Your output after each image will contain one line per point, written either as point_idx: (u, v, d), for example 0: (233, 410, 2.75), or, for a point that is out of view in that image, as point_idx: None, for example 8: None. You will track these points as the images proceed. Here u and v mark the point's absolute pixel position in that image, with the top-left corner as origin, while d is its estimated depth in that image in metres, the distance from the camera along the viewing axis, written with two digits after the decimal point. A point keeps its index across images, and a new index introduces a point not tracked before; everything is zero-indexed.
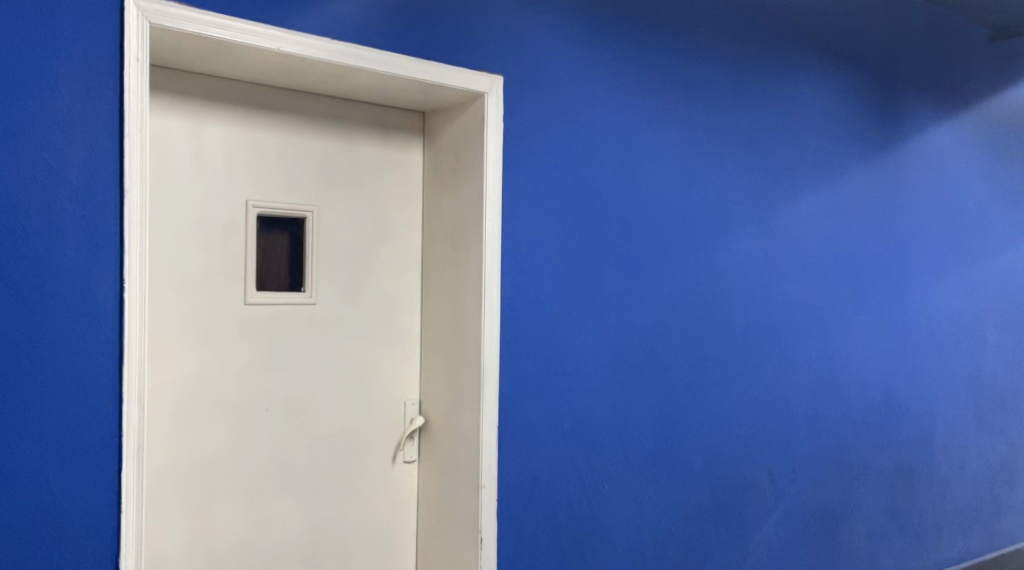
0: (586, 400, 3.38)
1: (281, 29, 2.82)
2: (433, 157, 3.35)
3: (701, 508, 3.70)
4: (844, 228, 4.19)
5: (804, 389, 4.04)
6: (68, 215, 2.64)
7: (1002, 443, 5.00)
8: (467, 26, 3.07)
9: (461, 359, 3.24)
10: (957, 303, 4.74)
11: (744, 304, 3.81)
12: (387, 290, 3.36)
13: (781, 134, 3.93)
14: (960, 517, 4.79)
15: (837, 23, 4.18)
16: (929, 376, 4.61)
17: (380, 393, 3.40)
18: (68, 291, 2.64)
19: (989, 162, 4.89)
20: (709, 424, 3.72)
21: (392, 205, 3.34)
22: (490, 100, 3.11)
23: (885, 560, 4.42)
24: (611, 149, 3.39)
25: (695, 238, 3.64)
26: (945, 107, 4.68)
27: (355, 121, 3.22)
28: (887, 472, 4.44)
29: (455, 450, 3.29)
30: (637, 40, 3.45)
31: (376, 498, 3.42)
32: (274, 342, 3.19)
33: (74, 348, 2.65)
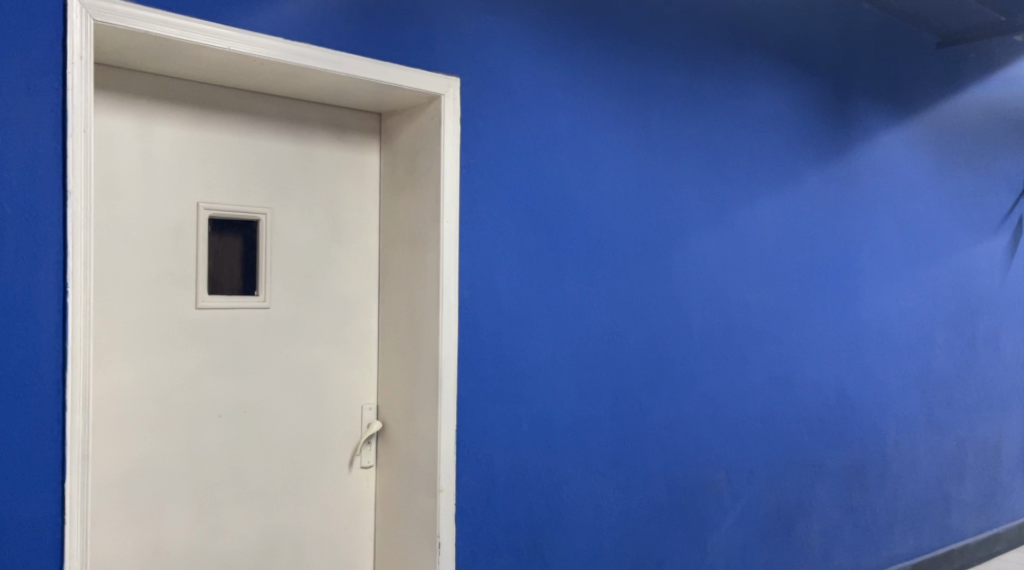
0: (546, 404, 3.01)
1: (232, 29, 2.43)
2: (389, 163, 2.94)
3: (660, 510, 3.33)
4: (798, 227, 3.86)
5: (759, 391, 3.69)
6: (10, 207, 2.17)
7: (951, 441, 4.70)
8: (426, 20, 2.76)
9: (421, 402, 2.82)
10: (912, 312, 4.46)
11: (703, 304, 3.47)
12: (345, 313, 2.89)
13: (732, 129, 3.60)
14: (911, 512, 4.45)
15: (791, 21, 3.85)
16: (880, 376, 4.28)
17: (338, 397, 2.88)
18: (6, 283, 2.17)
19: (939, 165, 4.64)
20: (667, 435, 3.36)
21: (350, 205, 2.90)
22: (447, 103, 2.79)
23: (839, 557, 4.05)
24: (568, 149, 3.07)
25: (654, 236, 3.31)
26: (895, 112, 4.38)
27: (306, 120, 2.82)
28: (839, 471, 4.06)
29: (413, 458, 2.84)
30: (597, 35, 3.15)
31: (331, 507, 2.87)
32: (227, 346, 2.68)
33: (10, 350, 2.17)
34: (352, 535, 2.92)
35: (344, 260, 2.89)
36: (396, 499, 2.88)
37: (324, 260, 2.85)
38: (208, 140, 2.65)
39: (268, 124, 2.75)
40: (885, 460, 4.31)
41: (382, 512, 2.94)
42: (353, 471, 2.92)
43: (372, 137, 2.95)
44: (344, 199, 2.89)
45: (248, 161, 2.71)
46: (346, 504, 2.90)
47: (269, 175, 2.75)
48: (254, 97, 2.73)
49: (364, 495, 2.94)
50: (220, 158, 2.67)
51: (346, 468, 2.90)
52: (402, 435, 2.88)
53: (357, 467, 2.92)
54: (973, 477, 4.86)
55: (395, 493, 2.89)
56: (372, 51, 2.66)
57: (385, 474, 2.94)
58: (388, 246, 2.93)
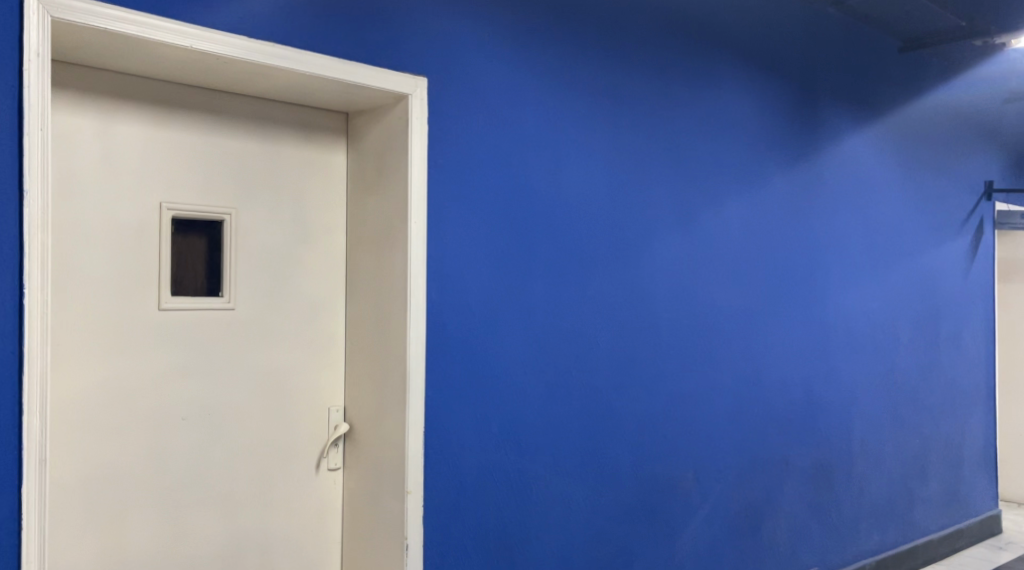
0: (515, 405, 3.01)
1: (195, 27, 2.40)
2: (356, 163, 2.92)
3: (629, 510, 3.33)
4: (765, 228, 3.89)
5: (727, 391, 3.71)
6: None
7: (915, 439, 4.76)
8: (393, 20, 2.75)
9: (388, 404, 2.80)
10: (876, 312, 4.52)
11: (671, 305, 3.49)
12: (312, 314, 2.87)
13: (700, 131, 3.62)
14: (877, 510, 4.50)
15: (757, 24, 3.88)
16: (846, 376, 4.33)
17: (305, 400, 2.86)
18: None
19: (903, 168, 4.70)
20: (636, 435, 3.37)
21: (317, 206, 2.88)
22: (415, 103, 2.77)
23: (806, 555, 4.08)
24: (537, 150, 3.07)
25: (622, 237, 3.32)
26: (859, 115, 4.43)
27: (272, 119, 2.79)
28: (806, 469, 4.10)
29: (380, 459, 2.82)
30: (565, 37, 3.16)
31: (298, 510, 2.84)
32: (190, 347, 2.64)
33: None
34: (320, 537, 2.90)
35: (311, 261, 2.87)
36: (363, 501, 2.86)
37: (290, 261, 2.82)
38: (171, 139, 2.62)
39: (233, 124, 2.72)
40: (851, 458, 4.35)
41: (349, 515, 2.92)
42: (320, 473, 2.90)
43: (339, 137, 2.93)
44: (311, 200, 2.86)
45: (213, 160, 2.68)
46: (313, 506, 2.88)
47: (233, 175, 2.72)
48: (219, 96, 2.70)
49: (331, 498, 2.92)
50: (184, 158, 2.63)
51: (313, 470, 2.88)
52: (369, 437, 2.87)
53: (324, 469, 2.90)
54: (936, 474, 4.92)
55: (362, 496, 2.87)
56: (338, 50, 2.64)
57: (352, 476, 2.92)
58: (355, 247, 2.91)
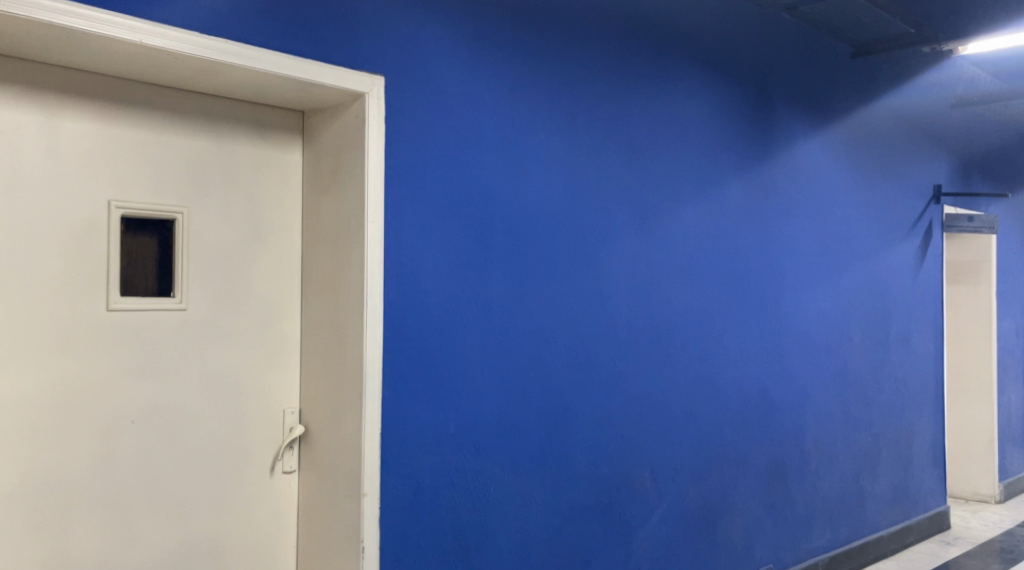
0: (473, 406, 3.00)
1: (145, 22, 2.36)
2: (312, 163, 2.88)
3: (586, 510, 3.34)
4: (721, 230, 3.92)
5: (683, 390, 3.73)
6: None
7: (866, 437, 4.84)
8: (350, 18, 2.72)
9: (345, 407, 2.77)
10: (829, 313, 4.58)
11: (628, 305, 3.50)
12: (266, 314, 2.83)
13: (658, 133, 3.64)
14: (830, 507, 4.56)
15: (714, 29, 3.91)
16: (800, 375, 4.38)
17: (259, 402, 2.81)
18: None
19: (854, 171, 4.77)
20: (594, 435, 3.37)
21: (272, 205, 2.84)
22: (372, 102, 2.75)
23: (760, 552, 4.12)
24: (495, 151, 3.06)
25: (581, 238, 3.33)
26: (813, 119, 4.49)
27: (226, 117, 2.74)
28: (761, 468, 4.14)
29: (336, 462, 2.79)
30: (524, 38, 3.16)
31: (251, 514, 2.80)
32: (140, 349, 2.59)
33: None
34: (275, 541, 2.86)
35: (265, 261, 2.83)
36: (319, 504, 2.83)
37: (244, 262, 2.78)
38: (122, 137, 2.57)
39: (185, 121, 2.67)
40: (804, 457, 4.40)
41: (305, 518, 2.88)
42: (275, 476, 2.86)
43: (295, 136, 2.89)
44: (265, 199, 2.83)
45: (164, 159, 2.63)
46: (267, 509, 2.84)
47: (185, 173, 2.67)
48: (171, 93, 2.65)
49: (286, 501, 2.88)
50: (134, 155, 2.58)
51: (267, 474, 2.84)
52: (325, 439, 2.83)
53: (279, 472, 2.87)
54: (887, 471, 5.00)
55: (318, 498, 2.84)
56: (294, 48, 2.61)
57: (307, 479, 2.89)
58: (311, 247, 2.88)
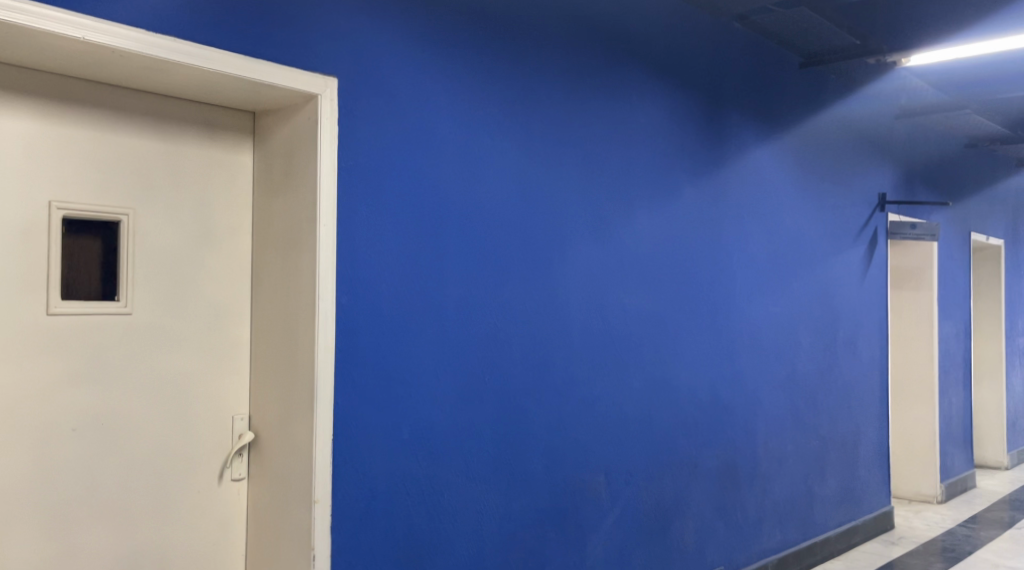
0: (427, 412, 2.98)
1: (89, 18, 2.30)
2: (263, 164, 2.83)
3: (540, 514, 3.32)
4: (674, 234, 3.95)
5: (636, 393, 3.74)
6: None
7: (815, 439, 4.90)
8: (303, 19, 2.68)
9: (295, 412, 2.73)
10: (779, 318, 4.63)
11: (582, 309, 3.50)
12: (214, 318, 2.78)
13: (612, 139, 3.65)
14: (780, 508, 4.60)
15: (668, 37, 3.94)
16: (751, 378, 4.42)
17: (205, 408, 2.76)
18: None
19: (803, 178, 4.83)
20: (549, 440, 3.36)
21: (220, 208, 2.78)
22: (324, 104, 2.71)
23: (712, 554, 4.14)
24: (450, 155, 3.04)
25: (536, 242, 3.32)
26: (764, 128, 4.54)
27: (173, 117, 2.69)
28: (713, 470, 4.16)
29: (287, 469, 2.74)
30: (477, 41, 3.14)
31: (197, 521, 2.74)
32: (84, 354, 2.53)
33: None
34: (223, 549, 2.80)
35: (213, 264, 2.77)
36: (268, 511, 2.78)
37: (192, 264, 2.72)
38: (64, 136, 2.50)
39: (132, 120, 2.61)
40: (754, 459, 4.43)
41: (253, 526, 2.83)
42: (223, 484, 2.80)
43: (245, 137, 2.84)
44: (214, 201, 2.77)
45: (108, 159, 2.57)
46: (215, 518, 2.78)
47: (131, 173, 2.61)
48: (117, 92, 2.59)
49: (235, 509, 2.83)
50: (76, 155, 2.51)
51: (215, 481, 2.78)
52: (275, 445, 2.79)
53: (227, 480, 2.81)
54: (834, 472, 5.06)
55: (267, 505, 2.79)
56: (245, 47, 2.56)
57: (256, 486, 2.83)
58: (261, 250, 2.83)
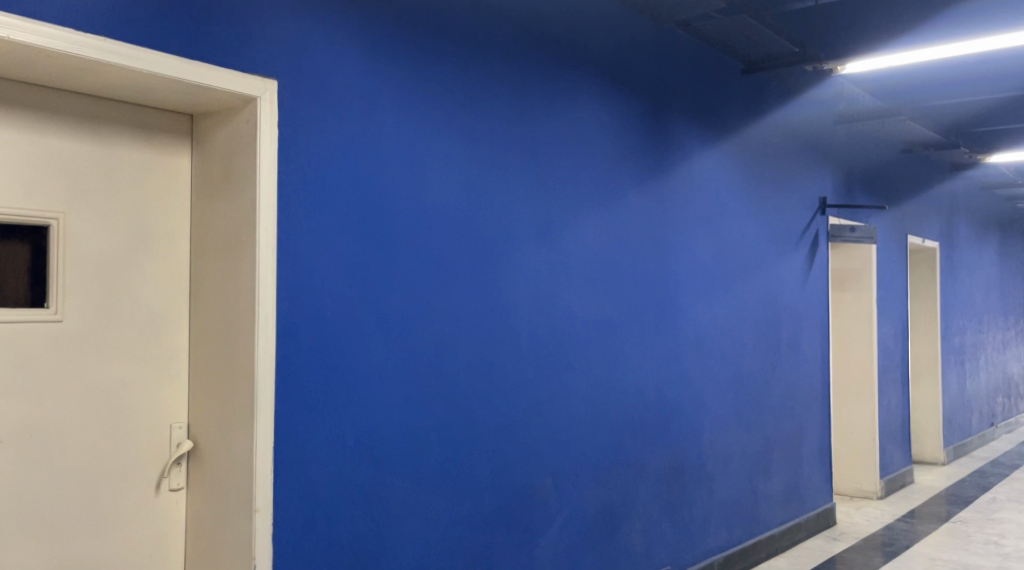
0: (372, 417, 2.95)
1: (15, 17, 2.24)
2: (201, 168, 2.79)
3: (487, 517, 3.31)
4: (619, 239, 3.97)
5: (584, 396, 3.76)
6: None
7: (759, 438, 4.96)
8: (240, 20, 2.64)
9: (235, 420, 2.68)
10: (724, 320, 4.69)
11: (529, 313, 3.50)
12: (151, 325, 2.72)
13: (559, 144, 3.67)
14: (726, 507, 4.65)
15: (613, 43, 3.97)
16: (697, 379, 4.47)
17: (141, 417, 2.69)
18: None
19: (745, 182, 4.90)
20: (496, 443, 3.36)
21: (155, 213, 2.73)
22: (264, 106, 2.68)
23: (659, 554, 4.17)
24: (393, 159, 3.03)
25: (481, 247, 3.31)
26: (707, 133, 4.59)
27: (108, 120, 2.62)
28: (660, 471, 4.20)
29: (227, 478, 2.70)
30: (420, 44, 3.12)
31: (133, 533, 2.67)
32: (10, 363, 2.45)
33: None
34: (162, 561, 2.74)
35: (149, 269, 2.72)
36: (207, 520, 2.73)
37: (127, 271, 2.66)
38: None
39: (64, 122, 2.54)
40: (700, 460, 4.48)
41: (193, 536, 2.78)
42: (161, 494, 2.75)
43: (182, 140, 2.79)
44: (150, 205, 2.71)
45: (39, 161, 2.50)
46: (153, 529, 2.72)
47: (62, 177, 2.54)
48: (48, 93, 2.52)
49: (174, 520, 2.77)
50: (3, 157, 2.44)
51: (152, 491, 2.72)
52: (214, 454, 2.74)
53: (165, 490, 2.76)
54: (778, 471, 5.13)
55: (206, 515, 2.74)
56: (180, 46, 2.52)
57: (196, 496, 2.78)
58: (199, 255, 2.78)
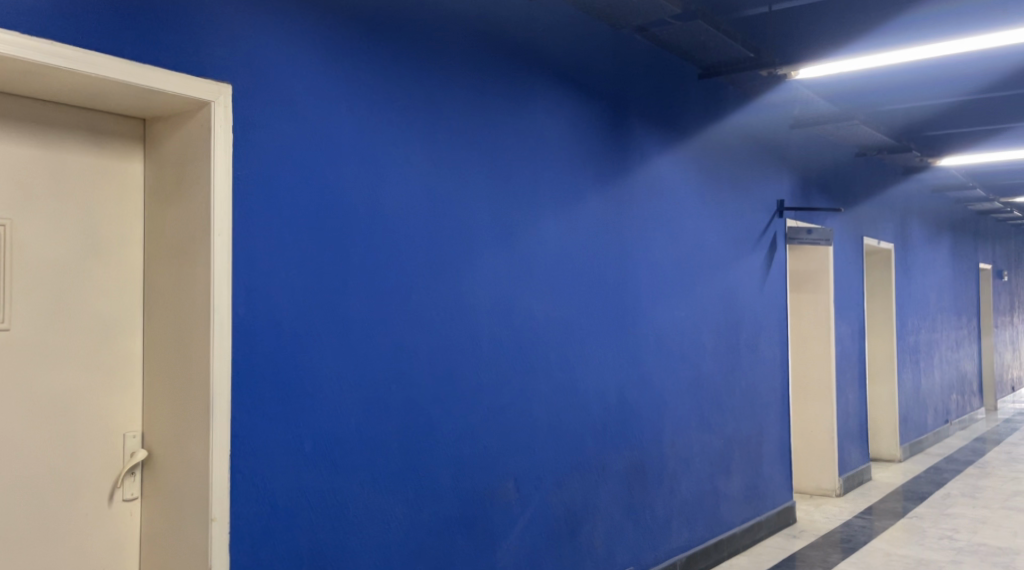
0: (331, 423, 2.93)
1: None
2: (155, 173, 2.75)
3: (449, 521, 3.30)
4: (579, 242, 3.99)
5: (546, 399, 3.77)
6: None
7: (719, 438, 5.01)
8: (194, 24, 2.61)
9: (191, 428, 2.64)
10: (684, 322, 4.73)
11: (489, 317, 3.50)
12: (103, 333, 2.68)
13: (518, 148, 3.67)
14: (687, 507, 4.68)
15: (571, 48, 3.99)
16: (658, 381, 4.50)
17: (93, 426, 2.65)
18: None
19: (703, 186, 4.95)
20: (457, 447, 3.35)
21: (106, 218, 2.68)
22: (218, 110, 2.65)
23: (622, 556, 4.19)
24: (352, 164, 3.01)
25: (441, 250, 3.31)
26: (665, 138, 4.64)
27: (57, 124, 2.58)
28: (622, 473, 4.22)
29: (182, 487, 2.66)
30: (377, 49, 3.11)
31: (85, 544, 2.62)
32: None
33: None
34: None
35: (101, 276, 2.67)
36: (163, 530, 2.69)
37: (77, 278, 2.61)
38: None
39: (10, 127, 2.49)
40: (662, 461, 4.51)
41: (147, 547, 2.73)
42: (114, 504, 2.70)
43: (135, 145, 2.75)
44: (101, 210, 2.67)
45: None
46: (105, 540, 2.68)
47: (9, 183, 2.49)
48: None
49: (128, 531, 2.73)
50: None
51: (105, 502, 2.68)
52: (169, 463, 2.70)
53: (119, 500, 2.71)
54: (739, 470, 5.18)
55: (161, 525, 2.70)
56: (131, 50, 2.48)
57: (151, 506, 2.74)
58: (153, 261, 2.74)
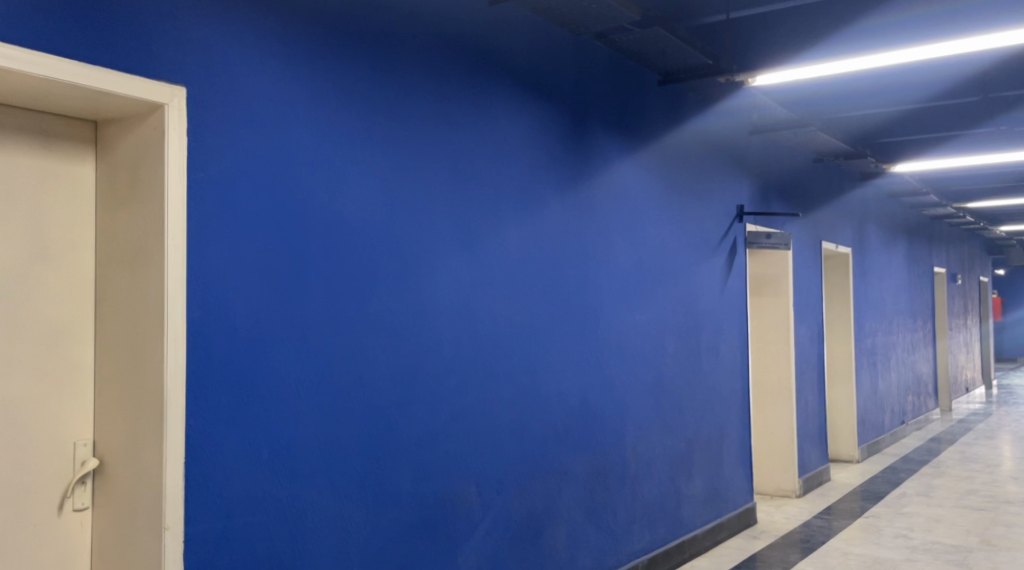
0: (289, 429, 2.90)
1: None
2: (106, 176, 2.70)
3: (410, 527, 3.28)
4: (540, 245, 4.00)
5: (508, 403, 3.77)
6: None
7: (680, 441, 5.04)
8: (147, 26, 2.57)
9: (144, 435, 2.60)
10: (645, 325, 4.75)
11: (450, 321, 3.49)
12: (52, 339, 2.63)
13: (479, 152, 3.67)
14: (649, 509, 4.70)
15: (531, 53, 4.00)
16: (619, 383, 4.52)
17: (42, 434, 2.59)
18: None
19: (663, 190, 4.98)
20: (418, 452, 3.33)
21: (55, 222, 2.64)
22: (171, 113, 2.61)
23: (584, 558, 4.19)
24: (310, 168, 2.99)
25: (401, 254, 3.29)
26: (626, 142, 4.66)
27: (5, 127, 2.53)
28: (584, 476, 4.22)
29: (135, 495, 2.62)
30: (335, 53, 3.09)
31: (33, 555, 2.57)
32: None
33: None
34: None
35: (51, 281, 2.63)
36: (115, 539, 2.65)
37: (26, 283, 2.56)
38: None
39: None
40: (623, 463, 4.52)
41: (99, 557, 2.68)
42: (64, 514, 2.65)
43: (85, 148, 2.70)
44: (50, 215, 2.62)
45: None
46: (55, 550, 2.62)
47: None
48: None
49: (78, 541, 2.67)
50: None
51: (55, 512, 2.62)
52: (121, 471, 2.66)
53: (68, 510, 2.66)
54: (700, 472, 5.21)
55: (113, 534, 2.65)
56: (82, 52, 2.45)
57: (102, 516, 2.69)
58: (105, 266, 2.70)
